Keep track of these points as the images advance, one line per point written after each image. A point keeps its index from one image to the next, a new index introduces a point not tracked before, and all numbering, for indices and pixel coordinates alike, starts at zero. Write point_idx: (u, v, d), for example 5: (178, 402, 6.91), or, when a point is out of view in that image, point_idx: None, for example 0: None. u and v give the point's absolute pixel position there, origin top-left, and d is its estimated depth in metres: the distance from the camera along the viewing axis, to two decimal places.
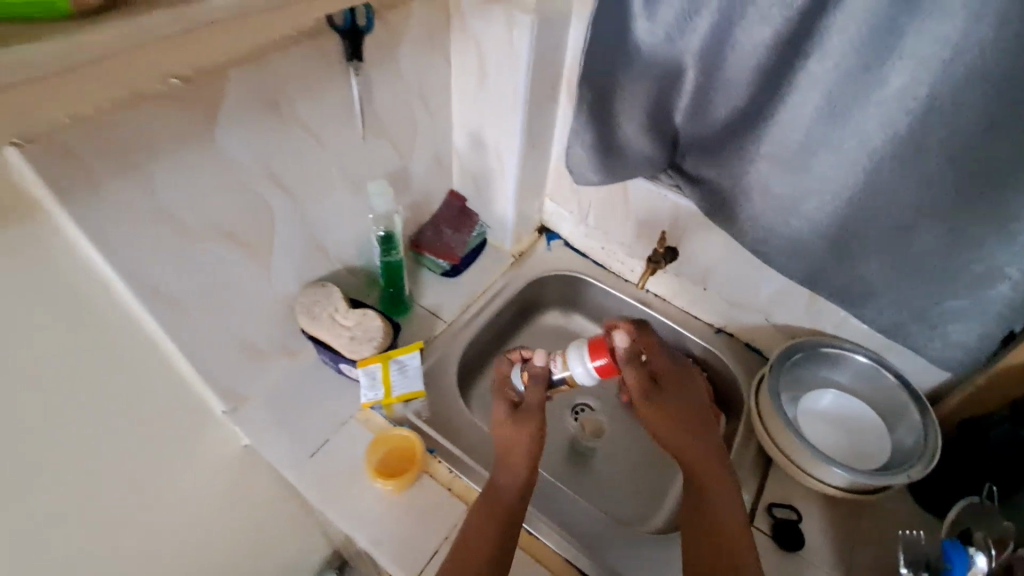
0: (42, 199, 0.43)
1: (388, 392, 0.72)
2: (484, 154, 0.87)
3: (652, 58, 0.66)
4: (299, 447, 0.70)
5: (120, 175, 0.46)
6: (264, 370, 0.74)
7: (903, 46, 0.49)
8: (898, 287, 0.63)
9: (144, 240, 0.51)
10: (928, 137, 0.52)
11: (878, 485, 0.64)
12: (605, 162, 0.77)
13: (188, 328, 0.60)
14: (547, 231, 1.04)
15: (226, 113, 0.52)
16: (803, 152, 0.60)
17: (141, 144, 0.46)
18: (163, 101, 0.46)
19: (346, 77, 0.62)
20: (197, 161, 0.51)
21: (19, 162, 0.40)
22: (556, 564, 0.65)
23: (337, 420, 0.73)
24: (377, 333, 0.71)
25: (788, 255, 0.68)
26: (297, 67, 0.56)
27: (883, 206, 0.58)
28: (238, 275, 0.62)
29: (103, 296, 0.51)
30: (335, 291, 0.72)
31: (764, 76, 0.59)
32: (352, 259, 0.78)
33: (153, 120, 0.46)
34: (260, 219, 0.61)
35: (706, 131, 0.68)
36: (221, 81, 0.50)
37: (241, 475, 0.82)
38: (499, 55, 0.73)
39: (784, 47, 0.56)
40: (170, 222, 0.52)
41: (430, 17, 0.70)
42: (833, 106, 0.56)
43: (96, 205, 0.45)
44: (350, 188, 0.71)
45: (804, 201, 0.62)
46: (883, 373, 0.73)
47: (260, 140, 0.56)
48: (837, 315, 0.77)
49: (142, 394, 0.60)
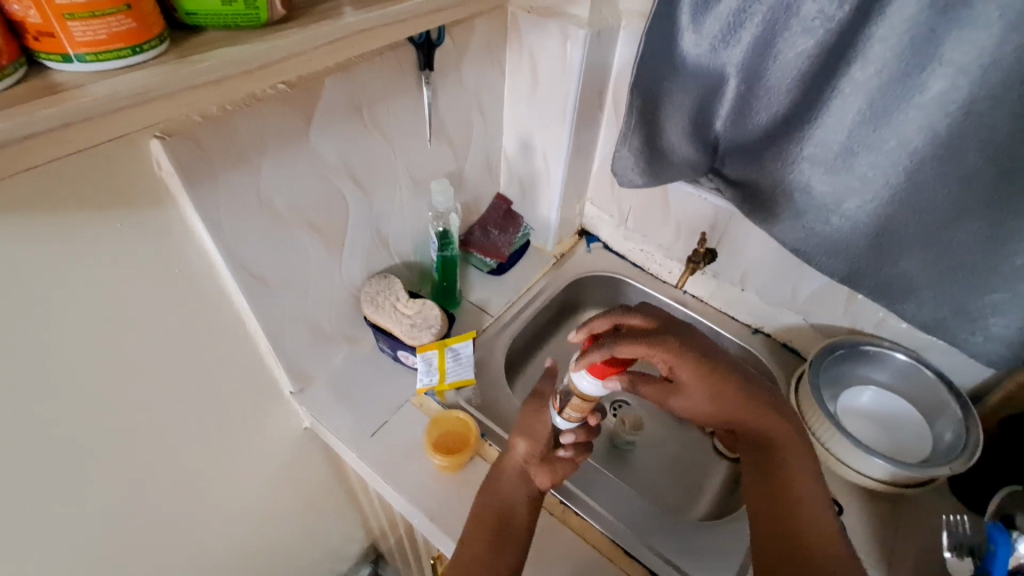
0: (170, 186, 0.50)
1: (441, 379, 0.76)
2: (531, 159, 0.92)
3: (698, 68, 0.71)
4: (360, 426, 0.75)
5: (233, 167, 0.53)
6: (328, 355, 0.79)
7: (941, 54, 0.53)
8: (938, 283, 0.65)
9: (245, 226, 0.57)
10: (968, 137, 0.55)
11: (920, 477, 0.66)
12: (649, 166, 0.82)
13: (271, 310, 0.66)
14: (587, 234, 1.08)
15: (319, 115, 0.58)
16: (844, 154, 0.64)
17: (251, 140, 0.53)
18: (272, 103, 0.53)
19: (418, 86, 0.69)
20: (293, 157, 0.58)
21: (158, 152, 0.47)
22: (604, 545, 0.68)
23: (394, 403, 0.78)
24: (435, 321, 0.77)
25: (828, 253, 0.71)
26: (379, 75, 0.62)
27: (923, 203, 0.61)
28: (316, 263, 0.68)
29: (207, 276, 0.58)
30: (396, 282, 0.78)
31: (807, 83, 0.64)
32: (410, 254, 0.84)
33: (263, 120, 0.53)
34: (337, 213, 0.67)
35: (749, 136, 0.72)
36: (319, 86, 0.56)
37: (300, 456, 0.87)
38: (552, 66, 0.79)
39: (826, 56, 0.61)
40: (266, 211, 0.58)
41: (490, 32, 0.77)
42: (873, 111, 0.60)
43: (211, 193, 0.52)
44: (413, 187, 0.77)
45: (845, 200, 0.66)
46: (922, 371, 0.75)
47: (343, 141, 0.63)
48: (875, 314, 0.79)
49: (227, 369, 0.66)
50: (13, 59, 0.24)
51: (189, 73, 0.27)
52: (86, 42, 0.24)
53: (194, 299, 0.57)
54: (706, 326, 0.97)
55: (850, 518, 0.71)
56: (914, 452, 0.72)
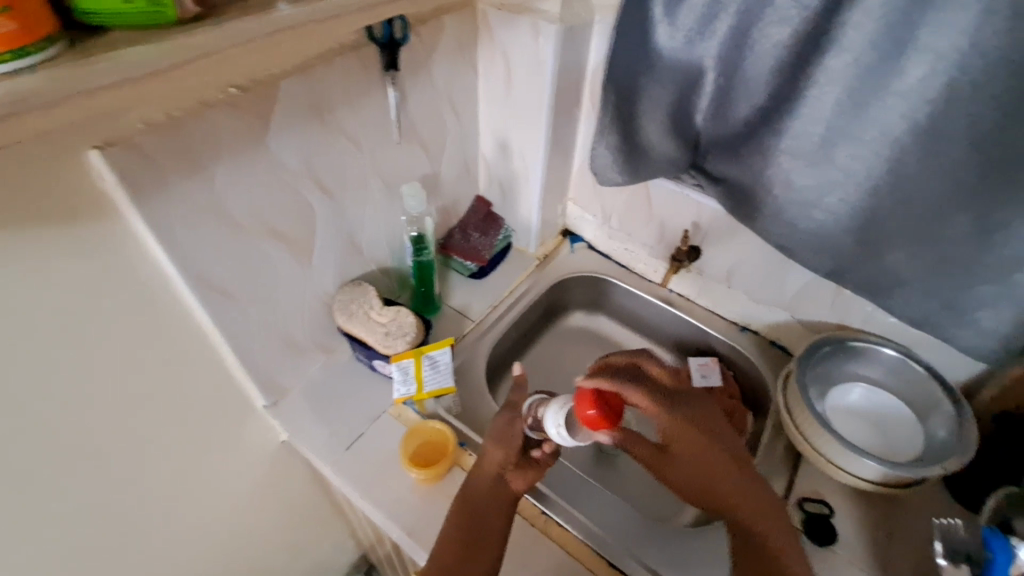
0: (115, 198, 0.48)
1: (419, 388, 0.73)
2: (509, 159, 0.90)
3: (674, 62, 0.69)
4: (336, 439, 0.73)
5: (183, 176, 0.50)
6: (302, 366, 0.77)
7: (919, 39, 0.51)
8: (924, 276, 0.63)
9: (201, 236, 0.54)
10: (948, 124, 0.53)
11: (912, 477, 0.64)
12: (628, 163, 0.80)
13: (236, 322, 0.63)
14: (571, 235, 1.06)
15: (277, 120, 0.56)
16: (823, 146, 0.62)
17: (202, 148, 0.51)
18: (223, 108, 0.51)
19: (384, 87, 0.66)
20: (251, 164, 0.56)
21: (99, 164, 0.45)
22: (588, 558, 0.65)
23: (371, 415, 0.76)
24: (411, 329, 0.75)
25: (812, 249, 0.69)
26: (340, 76, 0.60)
27: (906, 194, 0.59)
28: (283, 272, 0.66)
29: (163, 290, 0.55)
30: (370, 290, 0.75)
31: (784, 74, 0.62)
32: (385, 260, 0.82)
33: (214, 126, 0.51)
34: (303, 221, 0.65)
35: (729, 130, 0.70)
36: (274, 89, 0.54)
37: (279, 471, 0.84)
38: (525, 64, 0.77)
39: (802, 45, 0.59)
40: (224, 221, 0.56)
41: (459, 30, 0.74)
42: (852, 100, 0.58)
43: (161, 204, 0.50)
44: (385, 192, 0.75)
45: (827, 194, 0.64)
46: (913, 367, 0.72)
47: (305, 146, 0.60)
48: (863, 310, 0.77)
49: (193, 386, 0.64)
50: None
51: (87, 76, 0.25)
52: None
53: (150, 314, 0.55)
54: (693, 325, 0.95)
55: (842, 522, 0.69)
56: (906, 451, 0.70)
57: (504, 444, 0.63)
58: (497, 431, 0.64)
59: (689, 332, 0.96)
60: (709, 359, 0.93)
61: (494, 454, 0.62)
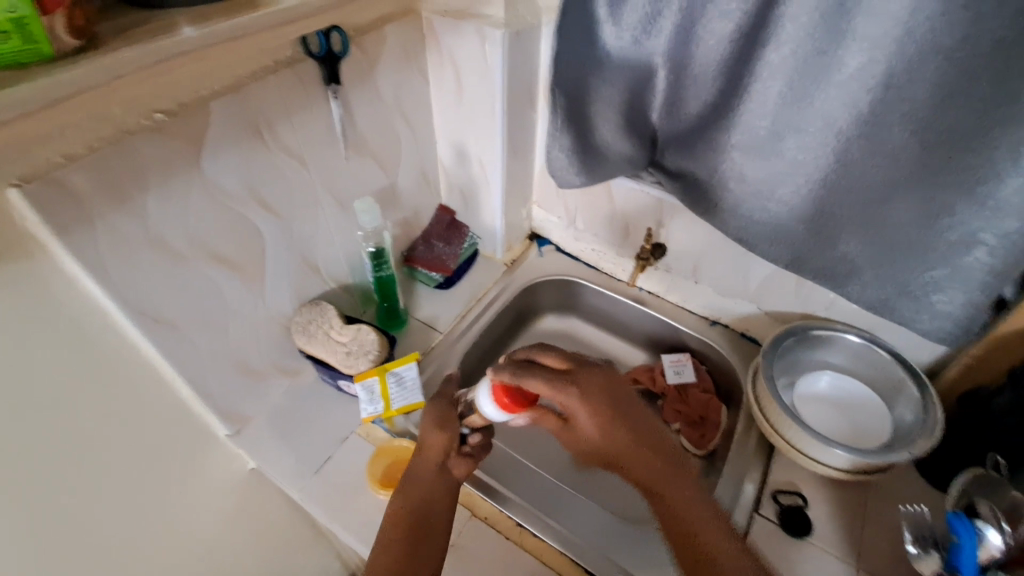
0: (40, 236, 0.46)
1: (387, 405, 0.72)
2: (468, 166, 0.89)
3: (622, 61, 0.69)
4: (304, 465, 0.71)
5: (113, 208, 0.48)
6: (265, 391, 0.75)
7: (855, 28, 0.51)
8: (879, 263, 0.63)
9: (139, 268, 0.52)
10: (890, 112, 0.53)
11: (881, 464, 0.64)
12: (586, 164, 0.79)
13: (188, 353, 0.61)
14: (538, 238, 1.05)
15: (212, 143, 0.54)
16: (772, 139, 0.62)
17: (132, 177, 0.49)
18: (150, 134, 0.49)
19: (326, 101, 0.65)
20: (187, 190, 0.54)
21: (17, 202, 0.43)
22: (565, 567, 0.65)
23: (339, 436, 0.74)
24: (373, 347, 0.72)
25: (771, 240, 0.69)
26: (277, 94, 0.58)
27: (855, 182, 0.59)
28: (234, 298, 0.64)
29: (103, 326, 0.53)
30: (329, 308, 0.73)
31: (730, 68, 0.61)
32: (346, 277, 0.80)
33: (142, 153, 0.49)
34: (250, 243, 0.63)
35: (682, 125, 0.70)
36: (205, 112, 0.52)
37: (250, 499, 0.82)
38: (474, 70, 0.76)
39: (744, 39, 0.59)
40: (164, 250, 0.54)
41: (404, 39, 0.73)
42: (795, 92, 0.57)
43: (90, 238, 0.48)
44: (338, 208, 0.74)
45: (780, 185, 0.64)
46: (877, 352, 0.73)
47: (246, 167, 0.59)
48: (826, 297, 0.77)
49: (146, 422, 0.62)
50: None
51: None
52: None
53: (91, 353, 0.53)
54: (664, 322, 0.95)
55: (816, 512, 0.68)
56: (875, 436, 0.71)
57: (445, 435, 0.60)
58: (438, 420, 0.61)
59: (661, 329, 0.96)
60: (682, 355, 0.93)
61: (437, 445, 0.60)
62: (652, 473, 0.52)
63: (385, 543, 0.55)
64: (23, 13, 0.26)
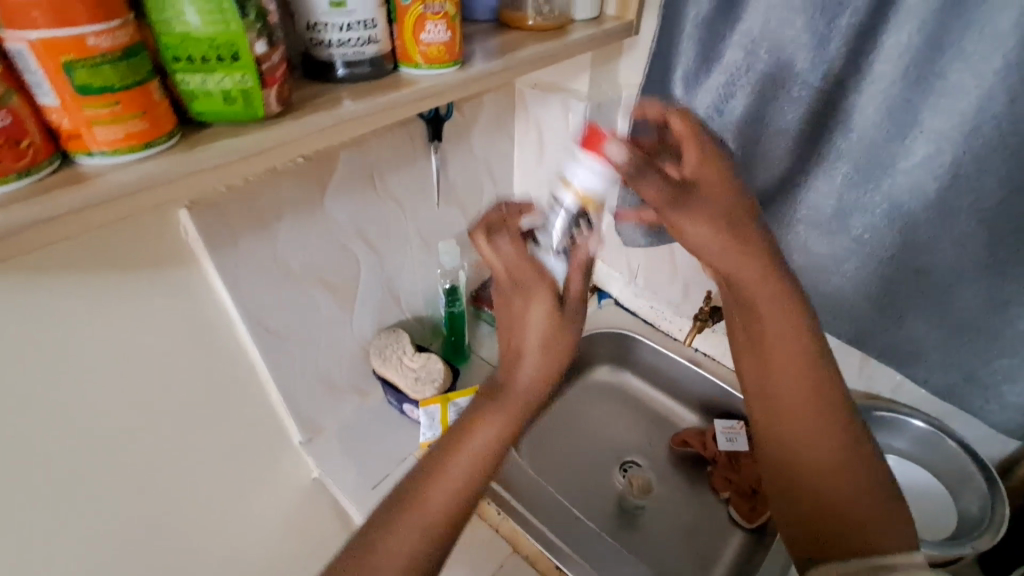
0: (194, 249, 0.56)
1: (444, 431, 0.78)
2: None
3: None
4: (363, 479, 0.76)
5: (252, 231, 0.58)
6: (338, 406, 0.82)
7: (921, 122, 0.55)
8: (945, 347, 0.63)
9: (261, 283, 0.62)
10: (955, 201, 0.55)
11: (946, 558, 0.61)
12: (652, 226, 0.84)
13: (283, 361, 0.70)
14: (599, 291, 1.10)
15: (334, 185, 0.64)
16: (838, 216, 0.65)
17: (270, 208, 0.59)
18: (290, 174, 0.59)
19: (427, 154, 0.75)
20: (308, 222, 0.63)
21: (186, 220, 0.53)
22: None
23: (398, 457, 0.79)
24: (439, 375, 0.79)
25: (834, 313, 0.70)
26: (390, 147, 0.69)
27: (921, 264, 0.61)
28: (327, 317, 0.73)
29: (224, 329, 0.62)
30: (404, 337, 0.80)
31: (798, 148, 0.66)
32: (421, 309, 0.88)
33: (281, 189, 0.59)
34: (348, 272, 0.72)
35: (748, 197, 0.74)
36: (333, 159, 0.63)
37: (309, 508, 0.88)
38: (556, 135, 0.85)
39: (812, 124, 0.63)
40: (282, 270, 0.64)
41: (498, 106, 0.83)
42: (862, 175, 0.61)
43: (231, 254, 0.57)
44: (424, 247, 0.82)
45: (843, 260, 0.66)
46: (943, 439, 0.70)
47: (357, 206, 0.68)
48: (891, 378, 0.76)
49: (238, 420, 0.70)
50: (49, 154, 0.28)
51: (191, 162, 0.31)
52: (106, 141, 0.28)
53: (210, 352, 0.62)
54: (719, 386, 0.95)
55: None
56: (938, 527, 0.68)
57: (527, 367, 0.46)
58: (510, 267, 0.49)
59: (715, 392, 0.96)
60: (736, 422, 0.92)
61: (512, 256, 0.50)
62: (793, 378, 0.52)
63: (426, 491, 0.43)
64: (248, 85, 0.32)
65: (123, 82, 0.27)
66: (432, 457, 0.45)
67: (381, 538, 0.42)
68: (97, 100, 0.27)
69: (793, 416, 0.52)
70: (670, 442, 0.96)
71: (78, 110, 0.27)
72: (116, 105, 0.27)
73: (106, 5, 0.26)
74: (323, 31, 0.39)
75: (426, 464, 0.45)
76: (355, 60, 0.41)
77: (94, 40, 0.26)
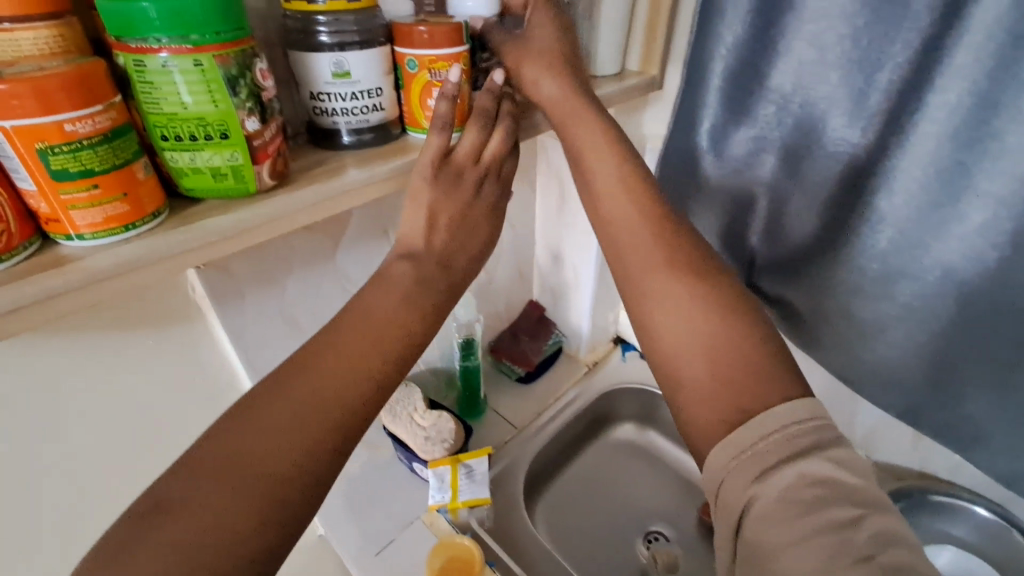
0: (203, 307, 0.55)
1: (454, 495, 0.73)
2: (561, 268, 0.94)
3: (723, 188, 0.71)
4: (367, 543, 0.72)
5: (262, 288, 0.58)
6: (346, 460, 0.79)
7: (975, 186, 0.50)
8: (1012, 432, 0.56)
9: (268, 338, 0.61)
10: (1019, 272, 0.50)
11: None
12: None
13: None
14: (622, 342, 1.05)
15: (348, 239, 0.63)
16: (883, 279, 0.60)
17: (280, 265, 0.58)
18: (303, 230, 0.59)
19: None
20: (320, 276, 0.63)
21: (195, 278, 0.52)
22: None
23: (405, 520, 0.75)
24: (450, 435, 0.75)
25: (880, 384, 0.64)
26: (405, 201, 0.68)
27: (981, 339, 0.54)
28: None
29: (231, 385, 0.61)
30: (416, 391, 0.77)
31: (836, 206, 0.62)
32: (435, 361, 0.85)
33: (293, 245, 0.58)
34: None
35: (780, 255, 0.70)
36: (347, 214, 0.62)
37: (312, 567, 0.84)
38: None
39: (851, 182, 0.59)
40: (292, 325, 0.62)
41: None
42: (908, 237, 0.56)
43: (239, 311, 0.57)
44: None
45: (889, 328, 0.61)
46: (1012, 532, 0.63)
47: (371, 259, 0.67)
48: (948, 458, 0.69)
49: None
50: (25, 238, 0.27)
51: (171, 242, 0.29)
52: (86, 224, 0.27)
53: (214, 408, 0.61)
54: None
55: None
56: None
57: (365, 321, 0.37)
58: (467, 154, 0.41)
59: None
60: None
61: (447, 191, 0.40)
62: (694, 324, 0.45)
63: (229, 445, 0.32)
64: (240, 162, 0.31)
65: (102, 166, 0.26)
66: (243, 406, 0.33)
67: (174, 487, 0.30)
68: (74, 184, 0.26)
69: (682, 340, 0.45)
70: (702, 512, 0.88)
71: (55, 195, 0.26)
72: (95, 188, 0.26)
73: (89, 91, 0.25)
74: (324, 101, 0.39)
75: (273, 379, 0.35)
76: (360, 127, 0.41)
77: (72, 126, 0.25)
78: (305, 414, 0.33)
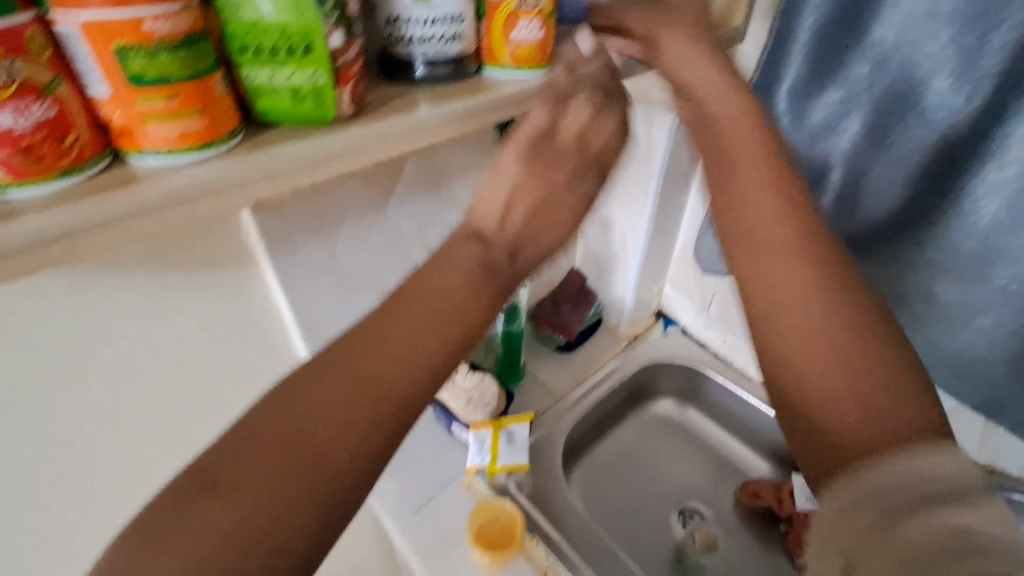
0: (255, 252, 0.53)
1: (494, 460, 0.72)
2: (610, 236, 0.90)
3: (797, 156, 0.66)
4: (405, 500, 0.72)
5: (314, 237, 0.56)
6: None
7: None
8: None
9: (317, 289, 0.59)
10: None
11: None
12: None
13: None
14: (664, 317, 1.02)
15: (401, 191, 0.61)
16: (978, 261, 0.55)
17: (332, 214, 0.56)
18: (357, 178, 0.56)
19: None
20: (371, 229, 0.60)
21: (249, 221, 0.51)
22: None
23: (443, 481, 0.75)
24: (492, 399, 0.74)
25: (959, 373, 0.60)
26: (460, 154, 0.64)
27: None
28: None
29: (280, 334, 0.60)
30: (458, 353, 0.76)
31: (929, 179, 0.56)
32: None
33: (346, 193, 0.56)
34: None
35: (855, 231, 0.65)
36: (402, 164, 0.59)
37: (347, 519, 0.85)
38: (636, 148, 0.78)
39: (952, 151, 0.54)
40: (341, 278, 0.61)
41: None
42: (1015, 215, 0.51)
43: (291, 260, 0.55)
44: None
45: (978, 313, 0.56)
46: None
47: (422, 213, 0.65)
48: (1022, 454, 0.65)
49: None
50: (96, 150, 0.28)
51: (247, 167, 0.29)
52: (160, 138, 0.27)
53: (262, 357, 0.60)
54: None
55: None
56: None
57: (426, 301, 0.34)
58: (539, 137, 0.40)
59: None
60: None
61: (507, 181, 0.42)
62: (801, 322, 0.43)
63: (286, 421, 0.30)
64: (320, 83, 0.29)
65: (179, 74, 0.26)
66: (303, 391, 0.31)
67: (222, 461, 0.28)
68: (150, 92, 0.25)
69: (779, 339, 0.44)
70: (739, 492, 0.86)
71: (128, 101, 0.26)
72: (168, 99, 0.26)
73: None
74: (403, 26, 0.36)
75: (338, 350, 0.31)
76: (436, 59, 0.37)
77: (151, 26, 0.25)
78: (355, 399, 0.31)
